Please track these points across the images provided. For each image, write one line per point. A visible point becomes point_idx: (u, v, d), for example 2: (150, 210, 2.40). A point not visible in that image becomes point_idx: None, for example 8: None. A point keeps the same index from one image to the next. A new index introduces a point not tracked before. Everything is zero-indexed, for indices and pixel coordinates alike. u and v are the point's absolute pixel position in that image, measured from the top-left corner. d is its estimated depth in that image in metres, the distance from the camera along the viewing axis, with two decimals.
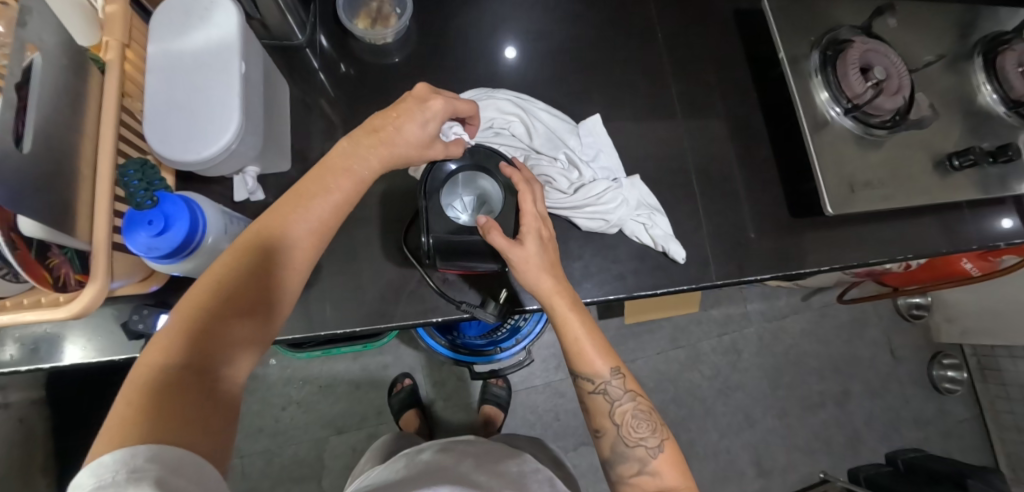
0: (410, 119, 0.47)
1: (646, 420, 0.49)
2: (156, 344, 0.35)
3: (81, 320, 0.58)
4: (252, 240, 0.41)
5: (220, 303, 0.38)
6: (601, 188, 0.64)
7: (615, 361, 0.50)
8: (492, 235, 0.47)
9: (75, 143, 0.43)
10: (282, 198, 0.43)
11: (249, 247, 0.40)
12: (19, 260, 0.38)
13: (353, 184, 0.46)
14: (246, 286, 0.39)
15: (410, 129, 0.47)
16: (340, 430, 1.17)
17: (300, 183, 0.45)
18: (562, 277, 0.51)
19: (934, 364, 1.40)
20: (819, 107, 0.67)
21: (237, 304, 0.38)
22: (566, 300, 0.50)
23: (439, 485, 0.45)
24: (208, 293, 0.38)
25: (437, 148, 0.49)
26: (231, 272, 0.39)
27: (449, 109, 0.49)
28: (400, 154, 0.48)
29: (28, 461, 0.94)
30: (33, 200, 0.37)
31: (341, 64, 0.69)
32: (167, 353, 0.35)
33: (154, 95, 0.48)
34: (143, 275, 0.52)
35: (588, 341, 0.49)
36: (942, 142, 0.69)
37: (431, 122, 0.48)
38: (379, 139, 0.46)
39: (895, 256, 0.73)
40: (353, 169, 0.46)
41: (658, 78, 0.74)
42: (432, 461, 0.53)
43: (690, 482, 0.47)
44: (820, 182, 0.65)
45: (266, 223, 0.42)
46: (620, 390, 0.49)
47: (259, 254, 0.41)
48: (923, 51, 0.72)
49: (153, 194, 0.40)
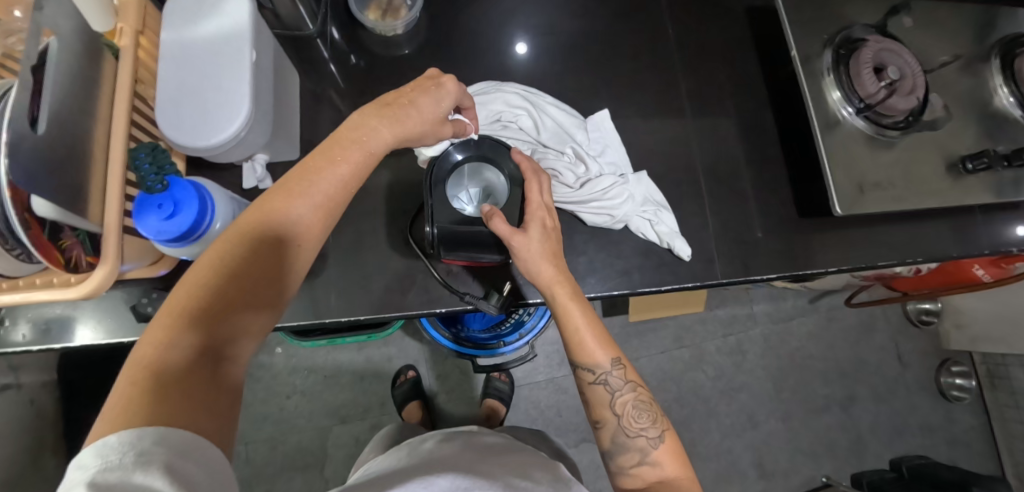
0: (426, 93, 0.49)
1: (646, 411, 0.49)
2: (160, 323, 0.35)
3: (93, 302, 0.59)
4: (255, 222, 0.40)
5: (223, 286, 0.38)
6: (608, 183, 0.64)
7: (616, 352, 0.50)
8: (493, 222, 0.48)
9: (89, 127, 0.44)
10: (287, 179, 0.43)
11: (253, 229, 0.40)
12: (32, 240, 0.38)
13: (364, 164, 0.46)
14: (251, 267, 0.39)
15: (427, 104, 0.49)
16: (344, 419, 1.18)
17: (305, 162, 0.44)
18: (565, 267, 0.51)
19: (942, 371, 1.38)
20: (831, 107, 0.66)
21: (241, 287, 0.38)
22: (567, 290, 0.50)
23: (442, 473, 0.45)
24: (212, 273, 0.38)
25: (448, 128, 0.51)
26: (235, 255, 0.39)
27: (460, 93, 0.52)
28: (412, 130, 0.48)
29: (39, 441, 0.96)
30: (47, 182, 0.38)
31: (352, 56, 0.69)
32: (171, 332, 0.35)
33: (166, 82, 0.48)
34: (152, 259, 0.53)
35: (589, 331, 0.49)
36: (956, 144, 0.68)
37: (445, 98, 0.50)
38: (393, 115, 0.47)
39: (905, 259, 0.72)
40: (365, 145, 0.46)
41: (668, 75, 0.74)
42: (434, 450, 0.54)
43: (690, 472, 0.47)
44: (830, 182, 0.64)
45: (270, 204, 0.41)
46: (621, 381, 0.49)
47: (263, 238, 0.40)
48: (939, 51, 0.71)
49: (163, 178, 0.41)
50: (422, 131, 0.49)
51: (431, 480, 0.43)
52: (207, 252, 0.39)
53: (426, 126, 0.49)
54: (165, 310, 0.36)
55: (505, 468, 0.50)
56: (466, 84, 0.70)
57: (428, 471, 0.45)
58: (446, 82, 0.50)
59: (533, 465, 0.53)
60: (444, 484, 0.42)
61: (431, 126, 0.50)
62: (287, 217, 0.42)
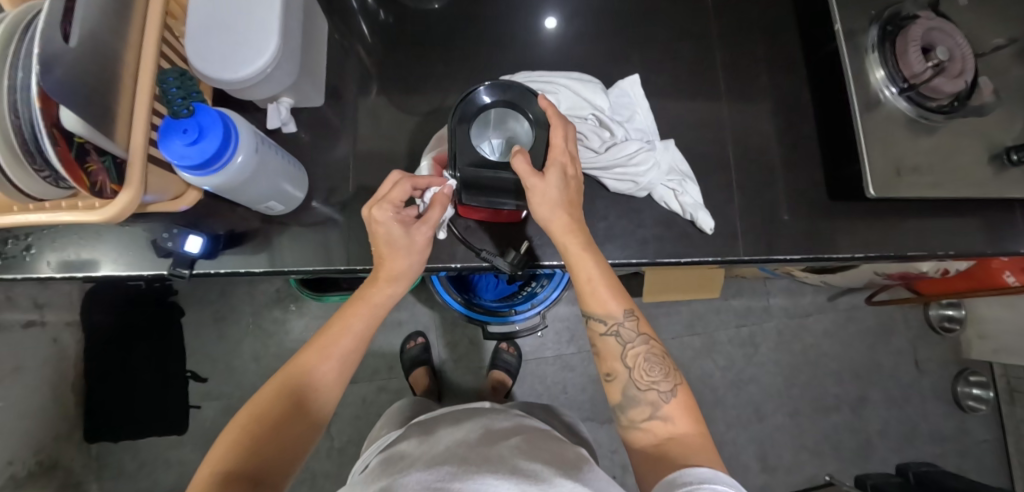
0: (388, 237, 0.52)
1: (659, 364, 0.48)
2: (224, 443, 0.43)
3: (115, 235, 0.60)
4: (291, 366, 0.48)
5: (276, 407, 0.45)
6: (634, 148, 0.62)
7: (628, 303, 0.49)
8: (516, 158, 0.47)
9: (120, 50, 0.43)
10: (322, 334, 0.50)
11: (284, 379, 0.47)
12: (59, 156, 0.39)
13: (377, 316, 0.53)
14: (286, 401, 0.46)
15: (395, 241, 0.52)
16: (351, 380, 1.20)
17: (332, 321, 0.51)
18: (578, 217, 0.51)
19: (959, 380, 1.34)
20: (872, 87, 0.63)
21: (281, 427, 0.45)
22: (578, 239, 0.50)
23: (448, 463, 0.43)
24: (268, 400, 0.46)
25: (420, 231, 0.52)
26: (280, 400, 0.46)
27: (389, 203, 0.51)
28: (407, 275, 0.54)
29: (59, 378, 1.00)
30: (77, 97, 0.37)
31: (381, 10, 0.68)
32: (230, 450, 0.43)
33: (195, 12, 0.48)
34: (173, 193, 0.53)
35: (601, 280, 0.49)
36: (1002, 134, 0.65)
37: (396, 228, 0.51)
38: (388, 272, 0.53)
39: (936, 252, 0.69)
40: (371, 302, 0.52)
41: (703, 45, 0.72)
42: (443, 427, 0.54)
43: (702, 429, 0.46)
44: (866, 164, 0.62)
45: (308, 355, 0.48)
46: (633, 333, 0.49)
47: (301, 380, 0.47)
48: (992, 33, 0.67)
49: (190, 104, 0.40)
50: (415, 270, 0.54)
51: (436, 468, 0.42)
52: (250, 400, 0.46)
53: (414, 264, 0.54)
54: (229, 433, 0.44)
55: (513, 445, 0.47)
56: (494, 43, 0.69)
57: (436, 458, 0.45)
58: (375, 216, 0.51)
59: (548, 443, 0.51)
60: (448, 471, 0.41)
61: (418, 253, 0.53)
62: (315, 365, 0.48)
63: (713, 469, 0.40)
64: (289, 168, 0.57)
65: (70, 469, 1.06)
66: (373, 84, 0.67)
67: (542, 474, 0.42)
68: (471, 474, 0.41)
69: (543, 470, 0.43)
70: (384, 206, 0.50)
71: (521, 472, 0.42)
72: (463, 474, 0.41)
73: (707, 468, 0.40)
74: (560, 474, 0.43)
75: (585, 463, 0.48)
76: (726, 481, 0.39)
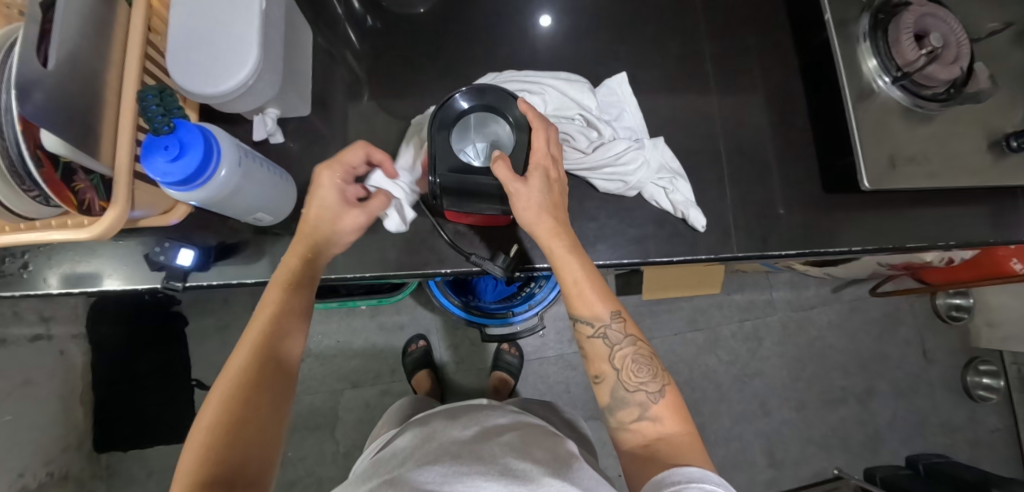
0: (320, 205, 0.51)
1: (647, 364, 0.48)
2: (189, 456, 0.41)
3: (109, 250, 0.61)
4: (242, 360, 0.46)
5: (234, 411, 0.43)
6: (621, 148, 0.61)
7: (615, 305, 0.49)
8: (495, 165, 0.48)
9: (100, 70, 0.43)
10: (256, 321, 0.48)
11: (234, 377, 0.45)
12: (45, 178, 0.40)
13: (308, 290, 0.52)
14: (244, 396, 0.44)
15: (321, 210, 0.51)
16: (355, 384, 1.21)
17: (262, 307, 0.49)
18: (562, 218, 0.51)
19: (969, 370, 1.32)
20: (864, 76, 0.62)
21: (245, 426, 0.43)
22: (564, 242, 0.50)
23: (439, 461, 0.43)
24: (223, 406, 0.43)
25: (355, 213, 0.52)
26: (235, 400, 0.43)
27: (341, 167, 0.51)
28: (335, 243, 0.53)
29: (66, 389, 1.02)
30: (59, 119, 0.38)
31: (368, 17, 0.68)
32: (196, 466, 0.40)
33: (175, 28, 0.48)
34: (162, 208, 0.54)
35: (588, 283, 0.49)
36: (1001, 120, 0.63)
37: (336, 195, 0.51)
38: (309, 243, 0.52)
39: (936, 243, 0.68)
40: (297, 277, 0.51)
41: (692, 41, 0.71)
42: (432, 427, 0.53)
43: (691, 428, 0.46)
44: (860, 155, 0.61)
45: (250, 344, 0.47)
46: (620, 334, 0.49)
47: (248, 372, 0.45)
48: (988, 17, 0.66)
49: (171, 120, 0.40)
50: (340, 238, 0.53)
51: (427, 466, 0.42)
52: (205, 405, 0.44)
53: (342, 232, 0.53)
54: (193, 442, 0.41)
55: (506, 444, 0.47)
56: (479, 47, 0.69)
57: (425, 458, 0.45)
58: (322, 177, 0.51)
59: (541, 440, 0.50)
60: (439, 470, 0.41)
61: (342, 223, 0.52)
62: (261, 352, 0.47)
63: (702, 469, 0.40)
64: (276, 179, 0.57)
65: (80, 478, 1.07)
66: (361, 91, 0.67)
67: (531, 473, 0.42)
68: (460, 476, 0.40)
69: (532, 470, 0.43)
70: (336, 168, 0.51)
71: (512, 472, 0.42)
72: (454, 475, 0.41)
73: (695, 468, 0.39)
74: (550, 473, 0.43)
75: (576, 461, 0.48)
76: (714, 481, 0.38)
